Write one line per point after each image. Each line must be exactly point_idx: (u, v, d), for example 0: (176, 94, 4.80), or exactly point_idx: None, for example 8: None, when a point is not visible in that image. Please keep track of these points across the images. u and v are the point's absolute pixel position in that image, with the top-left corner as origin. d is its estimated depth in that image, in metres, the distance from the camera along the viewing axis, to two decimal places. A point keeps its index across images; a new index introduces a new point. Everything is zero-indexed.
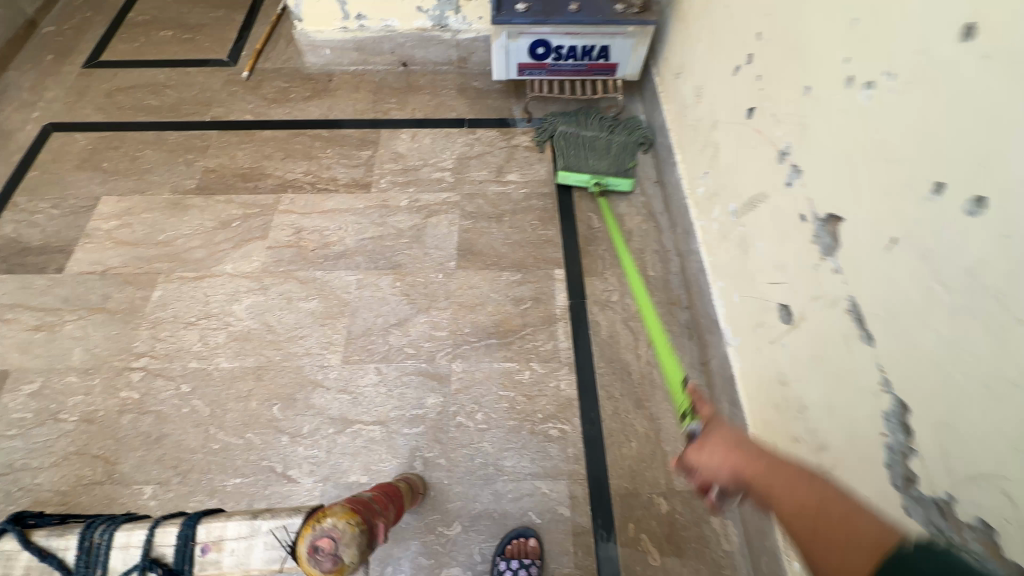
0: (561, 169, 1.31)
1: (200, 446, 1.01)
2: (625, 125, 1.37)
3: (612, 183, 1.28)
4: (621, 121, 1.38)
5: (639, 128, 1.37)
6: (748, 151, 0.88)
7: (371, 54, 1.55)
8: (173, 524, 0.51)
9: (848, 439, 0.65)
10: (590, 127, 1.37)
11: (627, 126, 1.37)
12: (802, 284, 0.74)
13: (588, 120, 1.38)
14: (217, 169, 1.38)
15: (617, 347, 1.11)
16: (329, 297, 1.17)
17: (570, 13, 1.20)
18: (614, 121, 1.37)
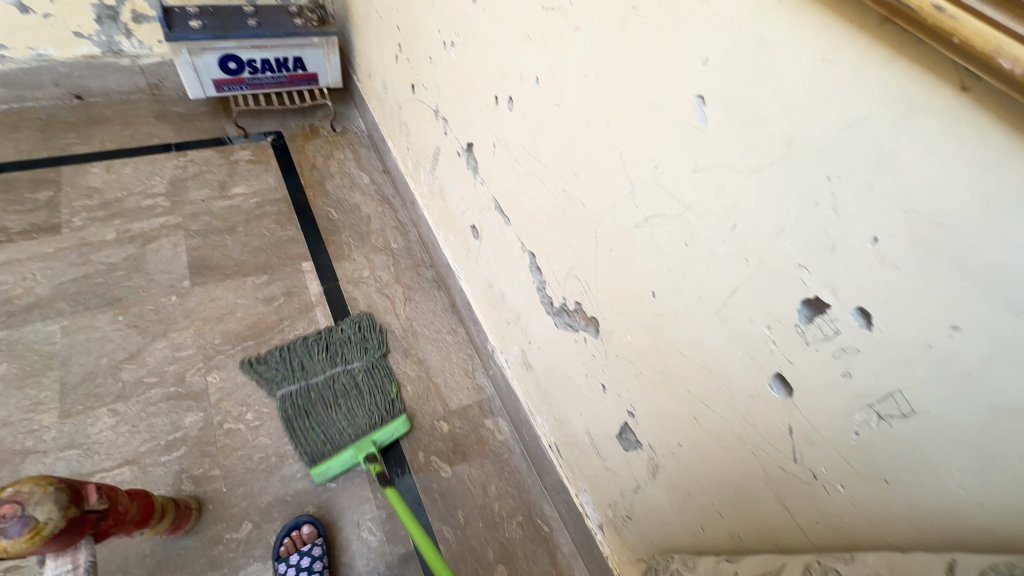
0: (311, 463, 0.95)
1: None
2: (354, 341, 1.15)
3: (383, 438, 1.01)
4: (343, 333, 1.15)
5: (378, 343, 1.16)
6: (422, 119, 1.09)
7: (28, 89, 1.35)
8: None
9: (524, 299, 0.88)
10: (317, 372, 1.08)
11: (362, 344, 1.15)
12: (474, 204, 0.96)
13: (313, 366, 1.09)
14: None
15: (377, 313, 1.22)
16: (25, 355, 0.99)
17: (250, 28, 1.28)
18: (335, 348, 1.13)
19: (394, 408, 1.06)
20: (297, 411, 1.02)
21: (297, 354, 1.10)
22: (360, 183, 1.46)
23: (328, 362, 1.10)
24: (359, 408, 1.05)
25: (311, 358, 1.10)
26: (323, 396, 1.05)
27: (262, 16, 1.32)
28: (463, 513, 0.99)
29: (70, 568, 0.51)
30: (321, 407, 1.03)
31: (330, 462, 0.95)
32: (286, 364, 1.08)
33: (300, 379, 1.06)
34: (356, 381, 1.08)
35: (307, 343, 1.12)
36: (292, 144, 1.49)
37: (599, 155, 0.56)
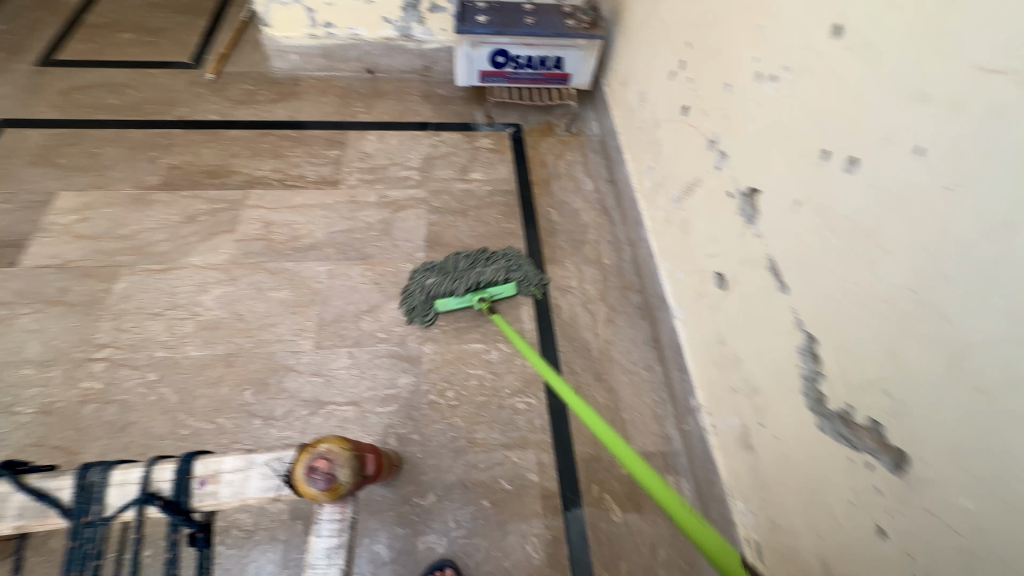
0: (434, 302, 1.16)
1: (169, 432, 1.00)
2: (500, 254, 1.24)
3: (496, 293, 1.18)
4: (492, 253, 1.24)
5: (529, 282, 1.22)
6: (685, 143, 1.01)
7: (338, 61, 1.61)
8: (169, 461, 0.54)
9: (774, 378, 0.76)
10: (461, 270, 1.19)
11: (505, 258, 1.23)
12: (731, 252, 0.86)
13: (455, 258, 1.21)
14: (183, 166, 1.39)
15: (577, 327, 1.20)
16: (300, 287, 1.20)
17: (527, 25, 1.32)
18: (478, 258, 1.22)
19: (517, 275, 1.20)
20: (434, 279, 1.17)
21: (445, 263, 1.21)
22: (584, 189, 1.45)
23: (470, 263, 1.20)
24: (486, 272, 1.18)
25: (455, 257, 1.21)
26: (460, 281, 1.16)
27: (538, 15, 1.36)
28: (627, 567, 0.93)
29: (339, 518, 0.58)
30: (452, 286, 1.15)
31: (449, 299, 1.16)
32: (433, 271, 1.19)
33: (440, 272, 1.18)
34: (489, 266, 1.20)
35: (456, 255, 1.23)
36: (529, 139, 1.54)
37: (1012, 273, 0.42)
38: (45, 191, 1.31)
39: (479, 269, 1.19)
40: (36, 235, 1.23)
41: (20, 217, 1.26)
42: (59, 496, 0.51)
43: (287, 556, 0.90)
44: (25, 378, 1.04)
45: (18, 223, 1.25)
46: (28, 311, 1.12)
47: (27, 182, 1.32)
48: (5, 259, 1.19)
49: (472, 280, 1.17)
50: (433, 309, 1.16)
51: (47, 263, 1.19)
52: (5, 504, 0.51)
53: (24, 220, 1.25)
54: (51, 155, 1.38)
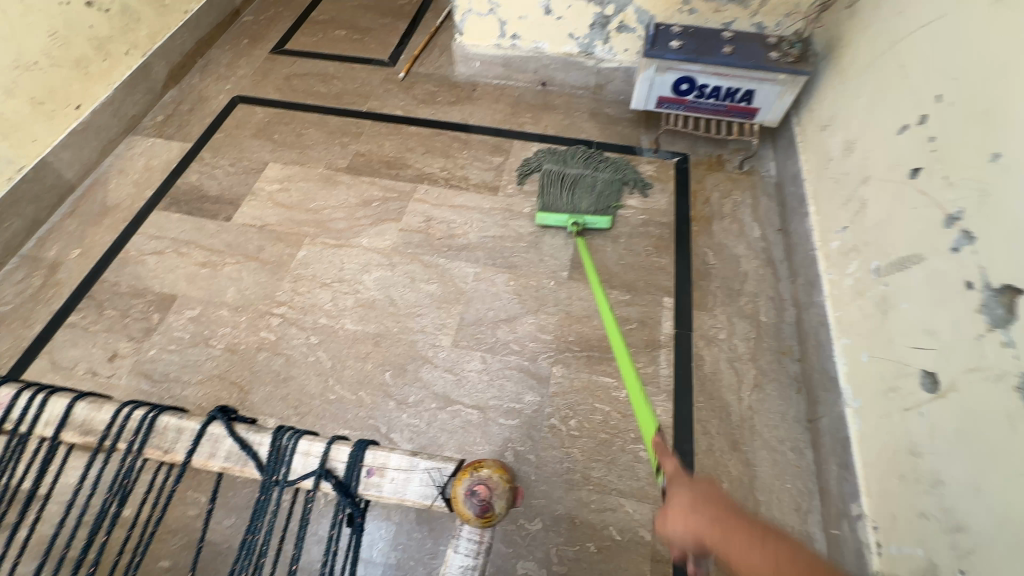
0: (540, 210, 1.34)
1: (319, 393, 1.11)
2: (610, 163, 1.42)
3: (591, 223, 1.31)
4: (604, 161, 1.42)
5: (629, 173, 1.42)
6: (905, 211, 0.87)
7: (516, 71, 1.66)
8: (346, 444, 0.58)
9: (997, 525, 0.61)
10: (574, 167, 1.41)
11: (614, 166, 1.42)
12: (957, 353, 0.71)
13: (572, 162, 1.43)
14: (367, 154, 1.54)
15: (719, 385, 1.10)
16: (448, 283, 1.26)
17: (723, 55, 1.24)
18: (594, 158, 1.43)
19: (612, 202, 1.37)
20: (553, 171, 1.40)
21: (565, 154, 1.44)
22: (749, 235, 1.32)
23: (585, 164, 1.41)
24: (585, 185, 1.38)
25: (572, 159, 1.43)
26: (568, 181, 1.39)
27: (737, 44, 1.26)
28: None
29: (477, 540, 0.58)
30: (566, 175, 1.40)
31: (550, 215, 1.31)
32: (556, 156, 1.44)
33: (559, 167, 1.41)
34: (596, 176, 1.39)
35: (573, 153, 1.44)
36: (695, 171, 1.45)
37: None
38: (260, 160, 1.54)
39: (586, 176, 1.40)
40: (248, 197, 1.45)
41: (239, 180, 1.49)
42: (258, 450, 0.58)
43: (396, 538, 0.94)
44: (221, 318, 1.23)
45: (237, 184, 1.48)
46: (232, 261, 1.32)
47: (248, 151, 1.56)
48: (223, 214, 1.42)
49: (577, 182, 1.38)
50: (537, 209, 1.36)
51: (252, 223, 1.39)
52: (218, 445, 0.59)
53: (242, 183, 1.48)
54: (269, 130, 1.61)
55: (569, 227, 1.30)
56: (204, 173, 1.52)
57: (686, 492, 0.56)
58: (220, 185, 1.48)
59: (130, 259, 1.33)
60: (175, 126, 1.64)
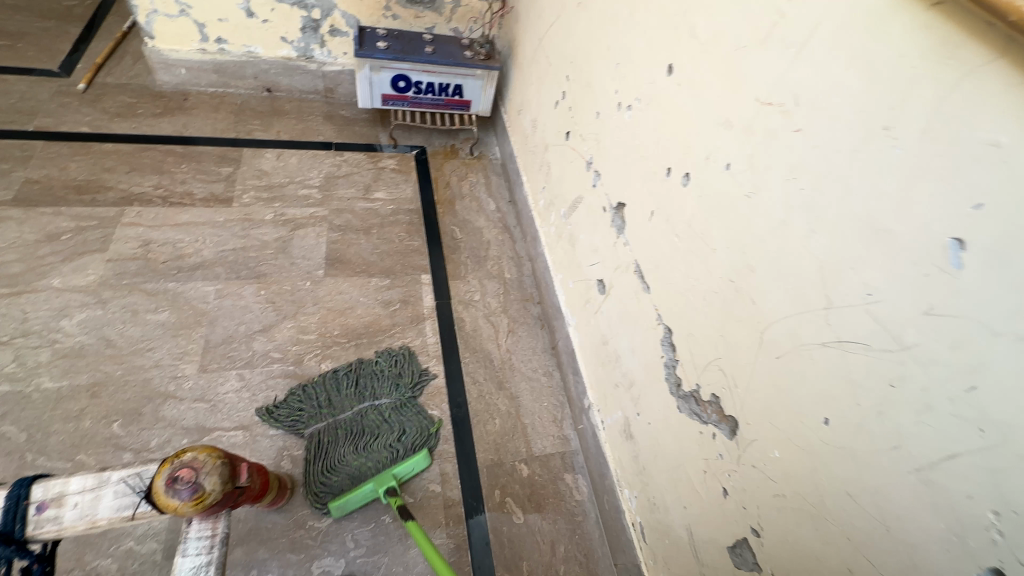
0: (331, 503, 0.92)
1: (12, 476, 0.88)
2: (386, 377, 1.12)
3: (402, 471, 0.98)
4: (375, 363, 1.13)
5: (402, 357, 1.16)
6: (568, 165, 1.12)
7: (233, 77, 1.56)
8: (1, 489, 0.48)
9: (645, 370, 0.84)
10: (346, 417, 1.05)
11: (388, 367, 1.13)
12: (608, 260, 0.95)
13: (338, 394, 1.08)
14: (43, 180, 1.25)
15: (480, 339, 1.24)
16: (184, 308, 1.12)
17: (426, 54, 1.39)
18: (366, 384, 1.10)
19: (412, 416, 1.08)
20: (325, 456, 0.99)
21: (322, 390, 1.07)
22: (486, 209, 1.51)
23: (356, 397, 1.08)
24: (373, 446, 1.02)
25: (338, 395, 1.07)
26: (348, 443, 1.01)
27: (437, 45, 1.44)
28: (528, 567, 0.96)
29: (209, 534, 0.55)
30: (342, 449, 1.00)
31: (350, 496, 0.92)
32: (314, 401, 1.05)
33: (327, 416, 1.04)
34: (377, 405, 1.07)
35: (335, 379, 1.09)
36: (433, 161, 1.59)
37: (791, 259, 0.53)
38: None
39: (366, 418, 1.05)
40: None
41: None
42: None
43: None
44: None
45: None
46: None
47: None
48: None
49: (359, 430, 1.04)
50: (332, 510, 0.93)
51: None
52: None
53: None
54: None
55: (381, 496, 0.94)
56: None
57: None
58: None
59: None
60: None
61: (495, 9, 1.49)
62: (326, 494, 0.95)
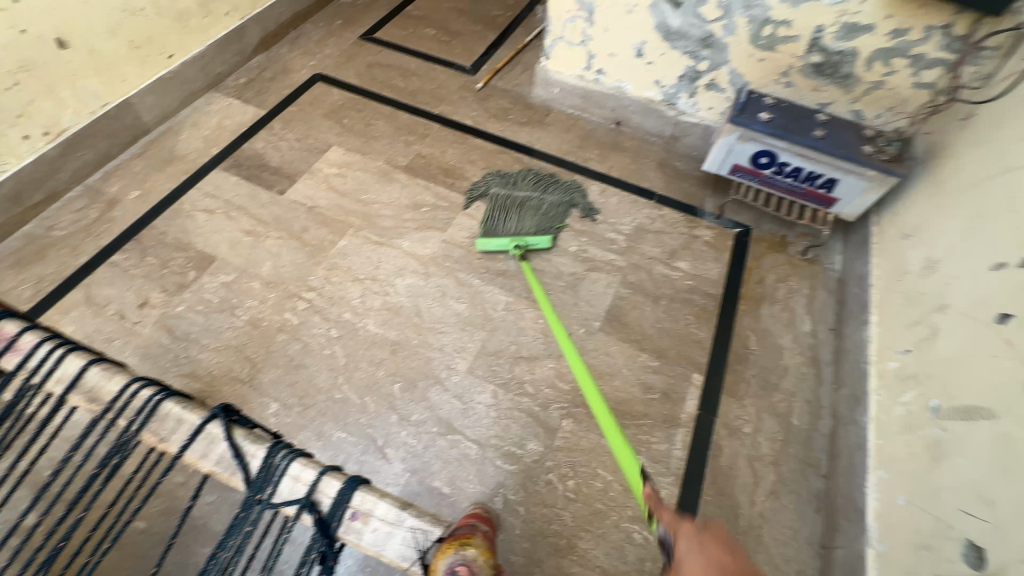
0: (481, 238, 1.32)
1: (327, 389, 1.10)
2: (557, 187, 1.45)
3: (532, 242, 1.31)
4: (555, 180, 1.47)
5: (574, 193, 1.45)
6: (984, 358, 0.79)
7: (593, 105, 1.63)
8: (337, 478, 0.55)
9: None
10: (522, 188, 1.43)
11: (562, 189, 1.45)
12: (1013, 539, 0.63)
13: (521, 182, 1.45)
14: (428, 157, 1.54)
15: (732, 483, 1.03)
16: (477, 307, 1.23)
17: (812, 137, 1.18)
18: (545, 182, 1.46)
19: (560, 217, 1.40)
20: (496, 199, 1.41)
21: (513, 177, 1.47)
22: (799, 328, 1.24)
23: (533, 187, 1.44)
24: (529, 205, 1.41)
25: (523, 182, 1.45)
26: (513, 205, 1.40)
27: (829, 129, 1.20)
28: None
29: None
30: (505, 204, 1.40)
31: (494, 239, 1.30)
32: (502, 182, 1.45)
33: (508, 190, 1.43)
34: (545, 198, 1.42)
35: (523, 175, 1.48)
36: (755, 248, 1.38)
37: None
38: (325, 142, 1.56)
39: (532, 202, 1.41)
40: (305, 175, 1.47)
41: (301, 157, 1.51)
42: (250, 462, 0.56)
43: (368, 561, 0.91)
44: (252, 290, 1.24)
45: (298, 160, 1.50)
46: (275, 236, 1.33)
47: (316, 130, 1.59)
48: (279, 186, 1.44)
49: (522, 206, 1.40)
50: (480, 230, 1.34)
51: (303, 202, 1.41)
52: (212, 445, 0.58)
53: (303, 160, 1.50)
54: (340, 113, 1.64)
55: (511, 250, 1.30)
56: (270, 143, 1.55)
57: (693, 547, 0.58)
58: (282, 157, 1.51)
59: (182, 212, 1.37)
60: (254, 92, 1.69)
61: (935, 103, 1.15)
62: (482, 228, 1.35)
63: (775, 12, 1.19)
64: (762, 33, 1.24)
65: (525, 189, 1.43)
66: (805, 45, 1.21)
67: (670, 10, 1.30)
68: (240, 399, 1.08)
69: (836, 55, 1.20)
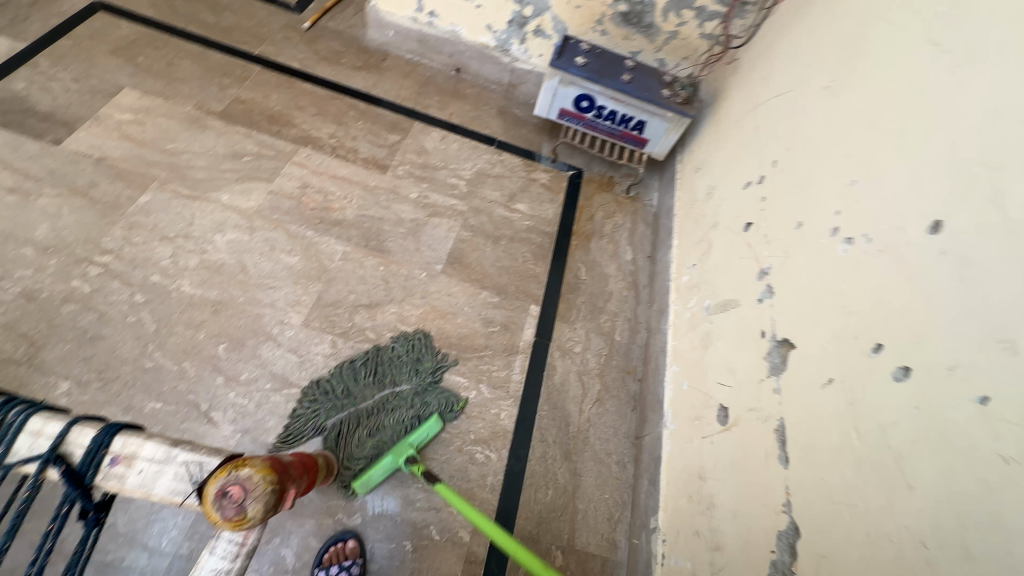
0: (357, 484, 0.94)
1: (133, 359, 0.98)
2: (404, 362, 1.10)
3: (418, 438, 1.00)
4: (400, 352, 1.11)
5: (430, 349, 1.13)
6: (735, 260, 0.96)
7: (431, 50, 1.59)
8: (91, 427, 0.51)
9: (741, 545, 0.69)
10: (363, 400, 1.04)
11: (409, 348, 1.11)
12: (744, 394, 0.80)
13: (357, 392, 1.05)
14: (248, 102, 1.39)
15: (564, 396, 1.15)
16: (312, 259, 1.18)
17: (621, 81, 1.30)
18: (387, 370, 1.08)
19: (434, 400, 1.07)
20: (346, 450, 0.99)
21: (343, 379, 1.05)
22: (621, 257, 1.39)
23: (375, 382, 1.06)
24: (386, 419, 1.04)
25: (358, 384, 1.05)
26: (367, 428, 1.02)
27: (635, 74, 1.33)
28: None
29: (238, 542, 0.52)
30: (360, 434, 1.01)
31: (372, 470, 0.95)
32: (333, 395, 1.03)
33: (348, 408, 1.02)
34: (400, 390, 1.07)
35: (356, 367, 1.07)
36: (586, 188, 1.49)
37: None
38: (114, 83, 1.32)
39: (388, 411, 1.04)
40: (89, 122, 1.24)
41: (81, 100, 1.27)
42: None
43: (194, 527, 0.86)
44: (22, 257, 1.04)
45: (77, 104, 1.26)
46: (50, 193, 1.12)
47: (100, 69, 1.34)
48: (51, 135, 1.20)
49: (378, 425, 1.03)
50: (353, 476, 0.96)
51: (87, 153, 1.19)
52: None
53: (84, 104, 1.27)
54: (132, 50, 1.39)
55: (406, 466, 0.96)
56: (35, 83, 1.27)
57: None
58: (54, 101, 1.25)
59: None
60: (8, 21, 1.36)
61: (715, 51, 1.33)
62: (350, 475, 0.96)
63: None
64: None
65: (367, 398, 1.05)
66: None
67: None
68: (16, 383, 0.92)
69: (639, 4, 1.31)
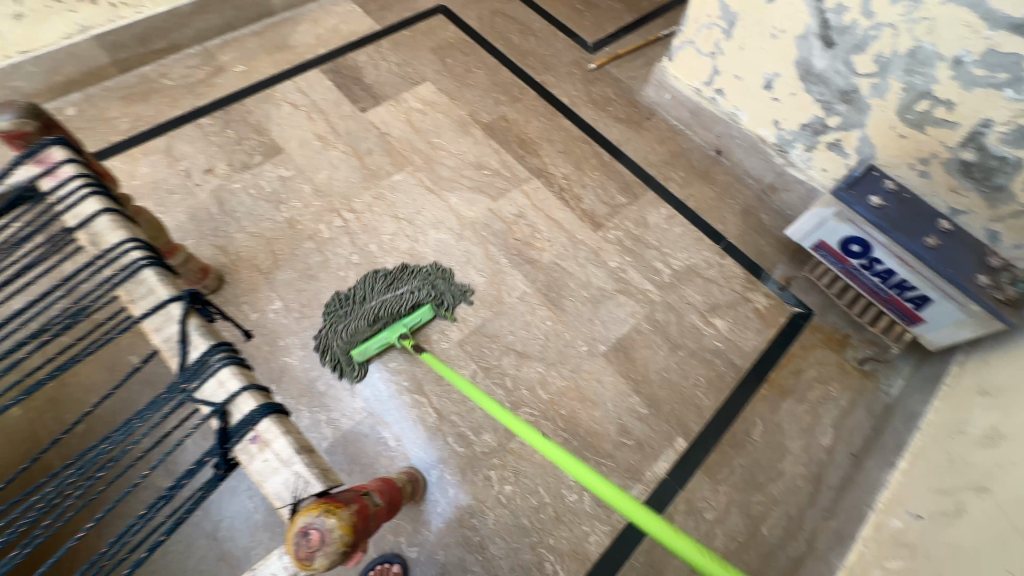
0: (357, 353, 1.05)
1: (328, 307, 1.14)
2: (416, 279, 1.16)
3: (410, 321, 1.10)
4: (414, 267, 1.19)
5: (439, 281, 1.17)
6: (992, 565, 0.66)
7: (700, 124, 1.48)
8: (254, 400, 0.57)
9: None
10: (369, 301, 1.12)
11: (416, 269, 1.18)
12: None
13: (377, 305, 1.11)
14: (511, 122, 1.49)
15: (667, 560, 0.97)
16: (494, 285, 1.21)
17: (921, 243, 1.01)
18: (396, 280, 1.16)
19: (429, 295, 1.14)
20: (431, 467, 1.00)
21: (360, 287, 1.14)
22: (816, 437, 1.10)
23: (384, 287, 1.14)
24: (386, 312, 1.10)
25: (371, 292, 1.13)
26: (379, 336, 1.08)
27: (947, 239, 1.02)
28: None
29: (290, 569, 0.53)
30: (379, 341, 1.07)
31: (369, 342, 1.06)
32: (348, 299, 1.13)
33: (354, 308, 1.11)
34: (400, 292, 1.13)
35: (374, 277, 1.16)
36: (808, 335, 1.23)
37: None
38: (421, 75, 1.55)
39: (387, 305, 1.11)
40: (391, 101, 1.48)
41: (394, 82, 1.52)
42: (191, 352, 0.59)
43: None
44: (301, 192, 1.29)
45: (390, 85, 1.51)
46: (340, 149, 1.37)
47: (418, 60, 1.58)
48: (363, 104, 1.46)
49: (376, 317, 1.09)
50: (355, 359, 1.06)
51: (378, 125, 1.42)
52: (166, 324, 0.61)
53: (394, 86, 1.51)
54: (447, 52, 1.61)
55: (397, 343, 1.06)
56: (372, 60, 1.56)
57: None
58: (376, 76, 1.52)
59: (272, 98, 1.44)
60: (378, 6, 1.68)
61: None
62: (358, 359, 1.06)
63: (939, 87, 1.00)
64: (915, 106, 1.05)
65: (372, 300, 1.12)
66: (962, 136, 1.01)
67: (819, 48, 1.13)
68: (252, 287, 1.15)
69: (995, 160, 0.99)
